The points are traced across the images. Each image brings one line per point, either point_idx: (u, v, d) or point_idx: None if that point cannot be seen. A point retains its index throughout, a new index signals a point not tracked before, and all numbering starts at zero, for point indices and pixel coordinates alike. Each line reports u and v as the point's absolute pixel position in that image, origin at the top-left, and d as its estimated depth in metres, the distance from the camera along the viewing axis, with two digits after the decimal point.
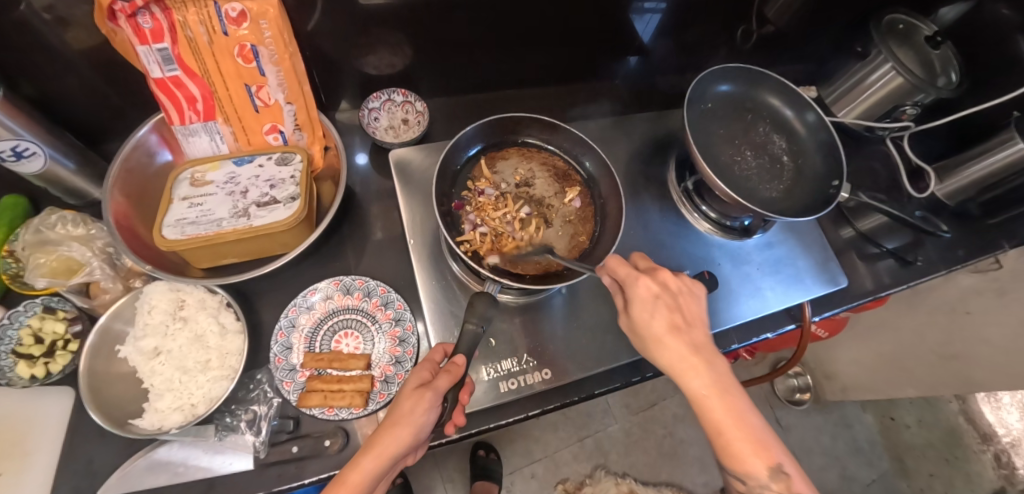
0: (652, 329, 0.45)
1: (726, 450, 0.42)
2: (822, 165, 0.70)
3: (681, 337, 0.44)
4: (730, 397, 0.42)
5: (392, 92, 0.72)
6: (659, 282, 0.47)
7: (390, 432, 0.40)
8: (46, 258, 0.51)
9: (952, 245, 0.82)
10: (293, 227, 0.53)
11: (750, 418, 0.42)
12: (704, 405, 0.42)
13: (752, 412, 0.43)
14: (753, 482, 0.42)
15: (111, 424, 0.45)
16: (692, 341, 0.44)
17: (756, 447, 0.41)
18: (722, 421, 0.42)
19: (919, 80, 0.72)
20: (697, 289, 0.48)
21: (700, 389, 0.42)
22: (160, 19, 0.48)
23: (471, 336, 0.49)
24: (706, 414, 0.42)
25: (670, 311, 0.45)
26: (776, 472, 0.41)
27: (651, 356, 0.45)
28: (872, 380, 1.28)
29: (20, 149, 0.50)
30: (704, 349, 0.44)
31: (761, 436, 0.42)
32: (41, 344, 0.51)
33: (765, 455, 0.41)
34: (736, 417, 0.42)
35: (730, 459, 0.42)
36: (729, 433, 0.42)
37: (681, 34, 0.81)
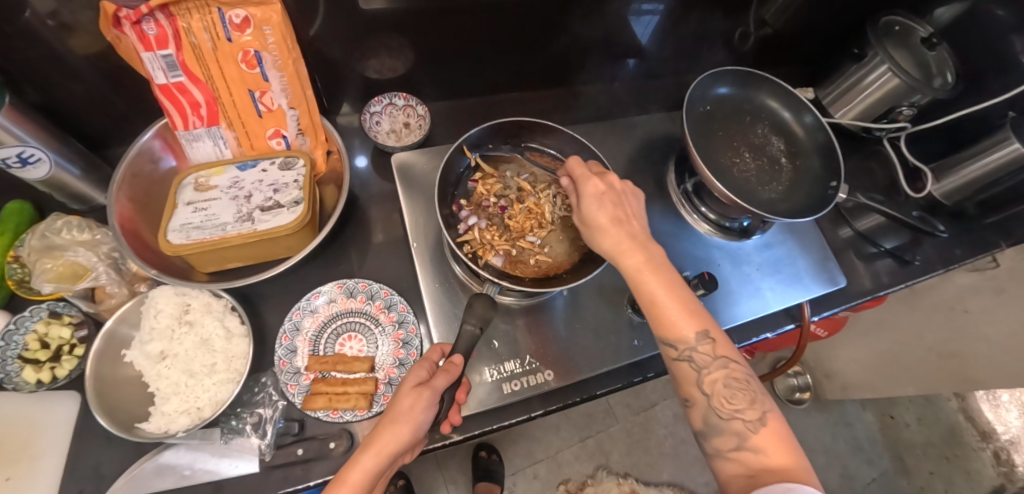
0: (597, 218, 0.47)
1: (660, 319, 0.44)
2: (820, 166, 0.70)
3: (622, 227, 0.47)
4: (662, 274, 0.45)
5: (394, 96, 0.72)
6: (606, 179, 0.50)
7: (390, 429, 0.41)
8: (52, 263, 0.51)
9: (949, 244, 0.83)
10: (297, 232, 0.53)
11: (681, 290, 0.45)
12: (640, 277, 0.44)
13: (682, 285, 0.45)
14: (683, 346, 0.43)
15: (117, 427, 0.46)
16: (632, 231, 0.47)
17: (685, 312, 0.44)
18: (656, 295, 0.44)
19: (915, 81, 0.73)
20: (639, 193, 0.51)
21: (636, 265, 0.45)
22: (164, 26, 0.48)
23: (469, 336, 0.50)
24: (642, 285, 0.44)
25: (614, 203, 0.48)
26: (702, 334, 0.43)
27: (594, 243, 0.48)
28: (871, 378, 1.29)
29: (26, 155, 0.50)
30: (643, 237, 0.47)
31: (692, 305, 0.44)
32: (47, 349, 0.52)
33: (694, 318, 0.44)
34: (667, 287, 0.45)
35: (662, 324, 0.44)
36: (661, 299, 0.44)
37: (680, 36, 0.82)
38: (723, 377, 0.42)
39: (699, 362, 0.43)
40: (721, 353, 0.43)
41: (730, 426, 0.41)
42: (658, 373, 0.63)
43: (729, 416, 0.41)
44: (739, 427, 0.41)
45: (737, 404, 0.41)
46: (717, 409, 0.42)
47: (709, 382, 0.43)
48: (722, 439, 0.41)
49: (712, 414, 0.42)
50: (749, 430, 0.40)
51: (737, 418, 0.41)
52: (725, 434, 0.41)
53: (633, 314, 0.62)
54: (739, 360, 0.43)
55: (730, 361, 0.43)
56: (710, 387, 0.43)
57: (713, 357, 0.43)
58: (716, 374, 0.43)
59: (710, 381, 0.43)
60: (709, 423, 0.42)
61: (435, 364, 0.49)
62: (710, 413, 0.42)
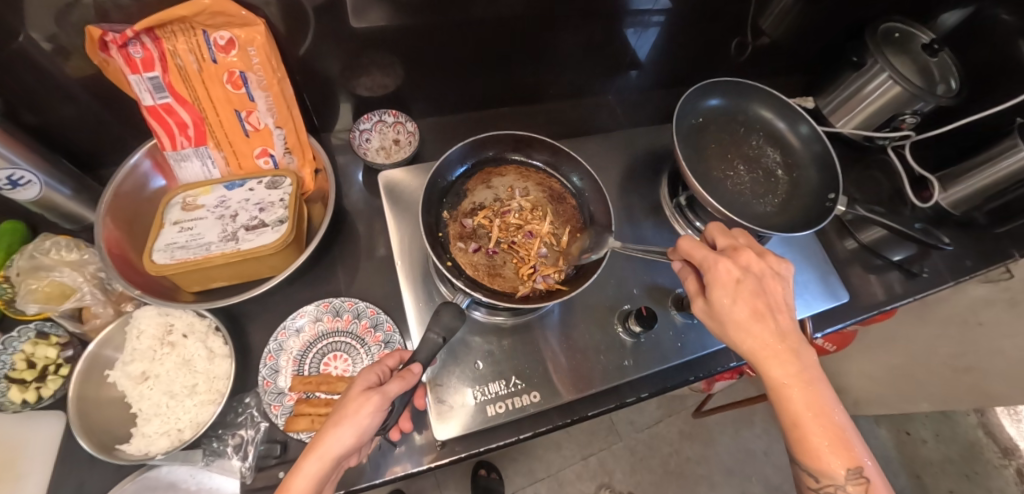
0: (733, 315, 0.45)
1: (802, 444, 0.41)
2: (818, 179, 0.68)
3: (767, 324, 0.44)
4: (817, 392, 0.42)
5: (383, 114, 0.73)
6: (743, 267, 0.47)
7: (332, 432, 0.39)
8: (38, 284, 0.51)
9: (959, 255, 0.80)
10: (280, 251, 0.53)
11: (835, 412, 0.42)
12: (786, 396, 0.42)
13: (839, 411, 0.42)
14: (827, 482, 0.41)
15: (97, 449, 0.46)
16: (781, 330, 0.44)
17: (836, 446, 0.41)
18: (801, 414, 0.41)
19: (918, 88, 0.71)
20: (782, 270, 0.48)
21: (783, 379, 0.42)
22: (150, 49, 0.49)
23: (432, 346, 0.48)
24: (789, 405, 0.42)
25: (761, 296, 0.45)
26: (854, 475, 0.40)
27: (728, 340, 0.45)
28: (884, 393, 1.25)
29: (15, 177, 0.51)
30: (794, 340, 0.44)
31: (843, 437, 0.41)
32: (33, 369, 0.52)
33: (849, 456, 0.41)
34: (818, 410, 0.41)
35: (807, 456, 0.41)
36: (809, 427, 0.41)
37: (675, 48, 0.81)
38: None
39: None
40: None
41: None
42: (653, 393, 0.61)
43: None
44: None
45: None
46: None
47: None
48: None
49: None
50: None
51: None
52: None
53: (623, 332, 0.61)
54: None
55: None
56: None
57: None
58: None
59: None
60: None
61: (391, 369, 0.47)
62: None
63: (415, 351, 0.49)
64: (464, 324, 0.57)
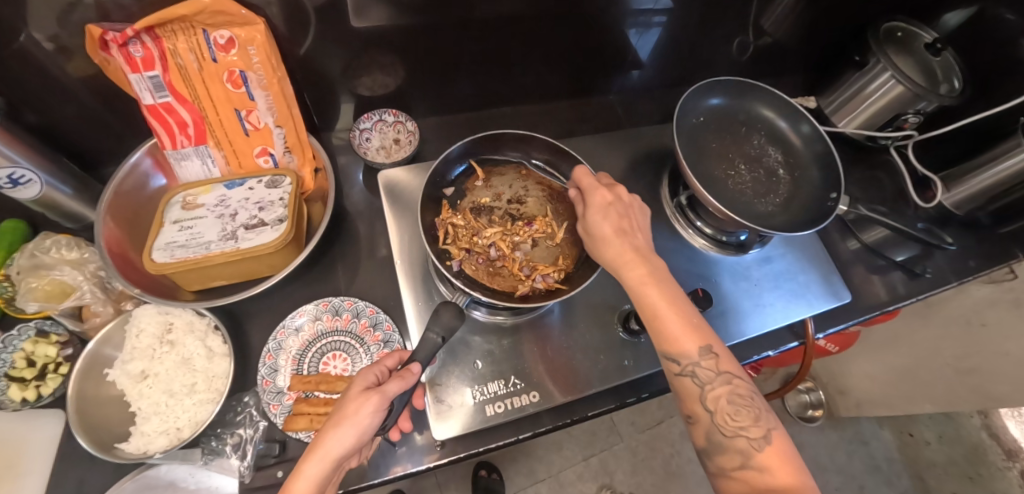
0: (601, 229, 0.49)
1: (661, 333, 0.44)
2: (819, 178, 0.68)
3: (626, 238, 0.48)
4: (664, 286, 0.45)
5: (383, 113, 0.72)
6: (616, 191, 0.51)
7: (333, 433, 0.39)
8: (38, 282, 0.51)
9: (963, 256, 0.79)
10: (279, 250, 0.53)
11: (684, 305, 0.45)
12: (642, 290, 0.45)
13: (687, 305, 0.45)
14: (686, 362, 0.43)
15: (96, 448, 0.46)
16: (635, 242, 0.48)
17: (688, 328, 0.43)
18: (655, 302, 0.44)
19: (920, 87, 0.70)
20: (644, 208, 0.53)
21: (639, 278, 0.45)
22: (150, 48, 0.49)
23: (431, 345, 0.48)
24: (644, 294, 0.45)
25: (620, 215, 0.49)
26: (705, 352, 0.43)
27: (597, 254, 0.49)
28: (887, 394, 1.24)
29: (16, 176, 0.51)
30: (646, 250, 0.48)
31: (695, 321, 0.44)
32: (34, 367, 0.52)
33: (697, 335, 0.43)
34: (669, 300, 0.45)
35: (664, 340, 0.44)
36: (664, 313, 0.44)
37: (677, 48, 0.81)
38: (726, 393, 0.42)
39: (702, 378, 0.42)
40: (724, 369, 0.42)
41: (733, 444, 0.41)
42: (654, 393, 0.61)
43: (733, 434, 0.41)
44: (742, 445, 0.40)
45: (740, 421, 0.41)
46: (720, 426, 0.42)
47: (714, 399, 0.42)
48: (725, 456, 0.41)
49: (714, 430, 0.42)
50: (753, 448, 0.40)
51: (741, 435, 0.41)
52: (728, 451, 0.41)
53: (623, 333, 0.60)
54: (742, 377, 0.43)
55: (733, 377, 0.42)
56: (713, 404, 0.42)
57: (717, 374, 0.42)
58: (720, 389, 0.42)
59: (714, 398, 0.42)
60: (712, 439, 0.42)
61: (390, 369, 0.47)
62: (713, 429, 0.42)
63: (414, 350, 0.49)
64: (464, 323, 0.57)
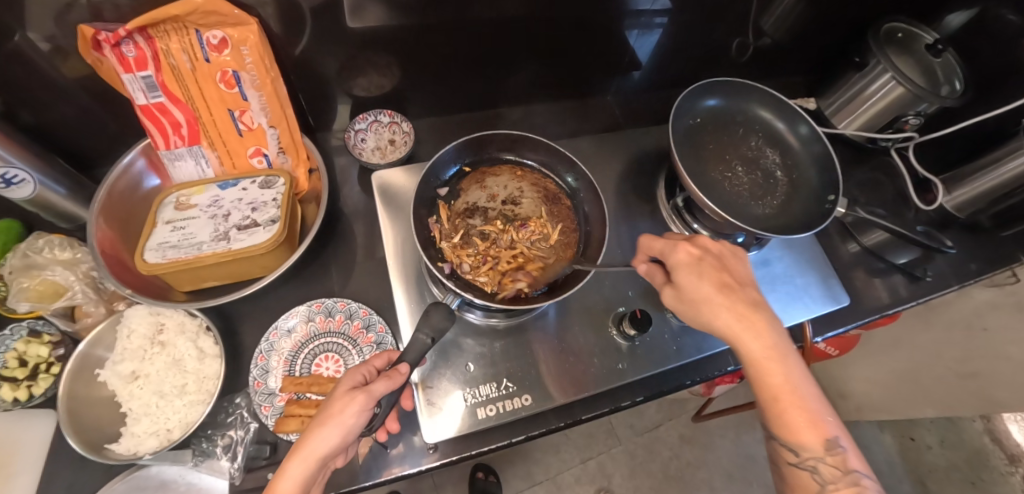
0: (700, 296, 0.46)
1: (781, 420, 0.43)
2: (817, 180, 0.67)
3: (737, 301, 0.46)
4: (787, 364, 0.44)
5: (379, 113, 0.72)
6: (705, 244, 0.49)
7: (317, 433, 0.39)
8: (30, 282, 0.51)
9: (963, 259, 0.78)
10: (271, 250, 0.53)
11: (805, 387, 0.44)
12: (763, 368, 0.44)
13: (807, 388, 0.44)
14: (807, 455, 0.42)
15: (86, 448, 0.45)
16: (749, 305, 0.46)
17: (810, 421, 0.43)
18: (779, 386, 0.43)
19: (921, 88, 0.70)
20: (740, 253, 0.51)
21: (759, 355, 0.44)
22: (143, 48, 0.49)
23: (420, 345, 0.48)
24: (766, 380, 0.44)
25: (724, 276, 0.47)
26: (830, 446, 0.42)
27: (708, 328, 0.47)
28: (888, 398, 1.23)
29: (10, 176, 0.51)
30: (765, 318, 0.46)
31: (816, 411, 0.43)
32: (25, 367, 0.52)
33: (820, 430, 0.43)
34: (794, 384, 0.43)
35: (784, 428, 0.43)
36: (786, 400, 0.43)
37: (675, 48, 0.80)
38: None
39: (825, 475, 0.42)
40: (852, 467, 0.42)
41: None
42: (649, 396, 0.60)
43: None
44: None
45: None
46: None
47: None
48: None
49: None
50: None
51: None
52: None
53: (618, 336, 0.60)
54: (866, 476, 0.42)
55: (860, 477, 0.42)
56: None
57: (843, 473, 0.42)
58: (846, 491, 0.41)
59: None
60: None
61: (377, 370, 0.46)
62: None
63: (404, 351, 0.48)
64: (456, 325, 0.57)
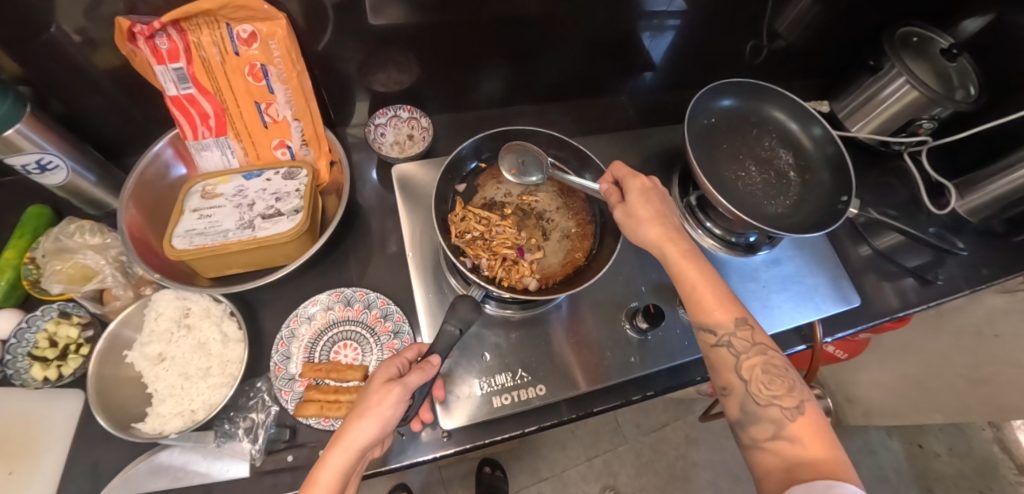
0: (638, 211, 0.52)
1: (698, 304, 0.48)
2: (830, 180, 0.68)
3: (662, 221, 0.51)
4: (700, 264, 0.49)
5: (398, 109, 0.74)
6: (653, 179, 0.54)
7: (357, 423, 0.40)
8: (62, 265, 0.53)
9: (975, 263, 0.78)
10: (295, 240, 0.55)
11: (719, 281, 0.49)
12: (681, 262, 0.49)
13: (720, 279, 0.49)
14: (723, 333, 0.46)
15: (114, 426, 0.47)
16: (672, 224, 0.51)
17: (721, 301, 0.47)
18: (695, 278, 0.48)
19: (936, 94, 0.70)
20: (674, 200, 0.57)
21: (680, 253, 0.49)
22: (176, 41, 0.51)
23: (449, 338, 0.49)
24: (685, 273, 0.48)
25: (657, 200, 0.52)
26: (740, 324, 0.46)
27: (634, 233, 0.52)
28: (895, 403, 1.22)
29: (44, 162, 0.52)
30: (682, 231, 0.51)
31: (727, 294, 0.48)
32: (55, 348, 0.53)
33: (730, 310, 0.47)
34: (706, 277, 0.48)
35: (701, 312, 0.47)
36: (703, 287, 0.48)
37: (690, 50, 0.81)
38: (761, 363, 0.45)
39: (738, 349, 0.46)
40: (759, 341, 0.46)
41: (766, 412, 0.42)
42: (659, 391, 0.61)
43: (766, 402, 0.43)
44: (775, 414, 0.42)
45: (773, 390, 0.43)
46: (754, 394, 0.44)
47: (748, 368, 0.45)
48: (758, 425, 0.42)
49: (748, 399, 0.44)
50: (785, 417, 0.42)
51: (774, 404, 0.42)
52: (761, 421, 0.42)
53: (631, 329, 0.61)
54: (774, 349, 0.46)
55: (767, 348, 0.46)
56: (748, 373, 0.45)
57: (751, 345, 0.46)
58: (755, 359, 0.45)
59: (748, 367, 0.45)
60: (746, 410, 0.43)
61: (409, 362, 0.48)
62: (747, 399, 0.44)
63: (432, 343, 0.50)
64: (478, 318, 0.57)
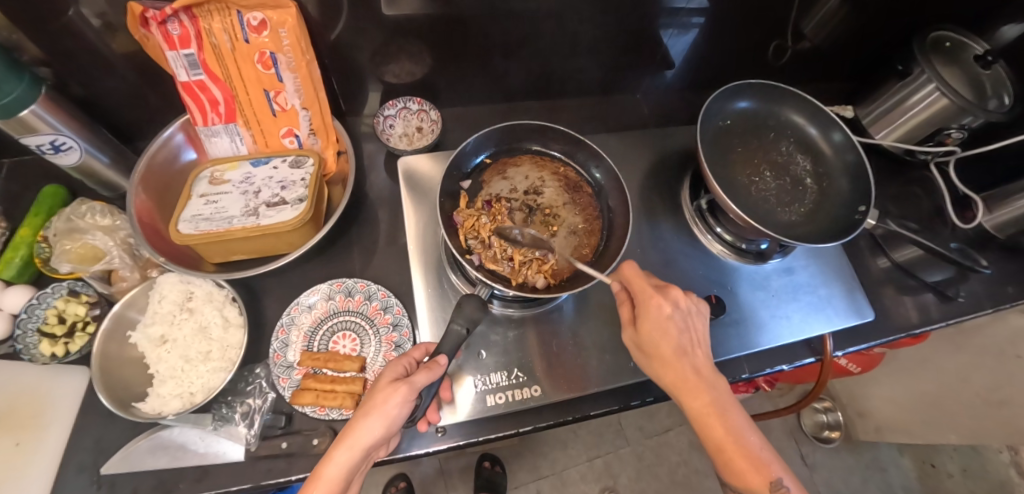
0: (658, 351, 0.47)
1: (727, 465, 0.44)
2: (848, 188, 0.66)
3: (685, 361, 0.47)
4: (728, 419, 0.45)
5: (408, 100, 0.73)
6: (674, 298, 0.48)
7: (363, 423, 0.40)
8: (72, 245, 0.54)
9: (1000, 281, 0.75)
10: (298, 228, 0.55)
11: (747, 436, 0.44)
12: (705, 422, 0.45)
13: (750, 432, 0.45)
14: None
15: (115, 405, 0.48)
16: (695, 365, 0.47)
17: (755, 464, 0.43)
18: (722, 439, 0.44)
19: (967, 102, 0.67)
20: (702, 308, 0.50)
21: (702, 410, 0.45)
22: (187, 27, 0.51)
23: (455, 337, 0.48)
24: (710, 433, 0.45)
25: (673, 333, 0.47)
26: (776, 488, 0.42)
27: (654, 374, 0.49)
28: (908, 420, 1.19)
29: (58, 143, 0.53)
30: (706, 373, 0.47)
31: (759, 453, 0.44)
32: (64, 324, 0.55)
33: (764, 472, 0.43)
34: (733, 435, 0.44)
35: (730, 473, 0.44)
36: (729, 449, 0.44)
37: (709, 49, 0.79)
38: None
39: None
40: None
41: None
42: (659, 398, 0.60)
43: None
44: None
45: None
46: None
47: None
48: None
49: None
50: None
51: None
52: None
53: None
54: None
55: None
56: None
57: None
58: None
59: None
60: None
61: (416, 362, 0.47)
62: None
63: (439, 342, 0.49)
64: (486, 317, 0.57)
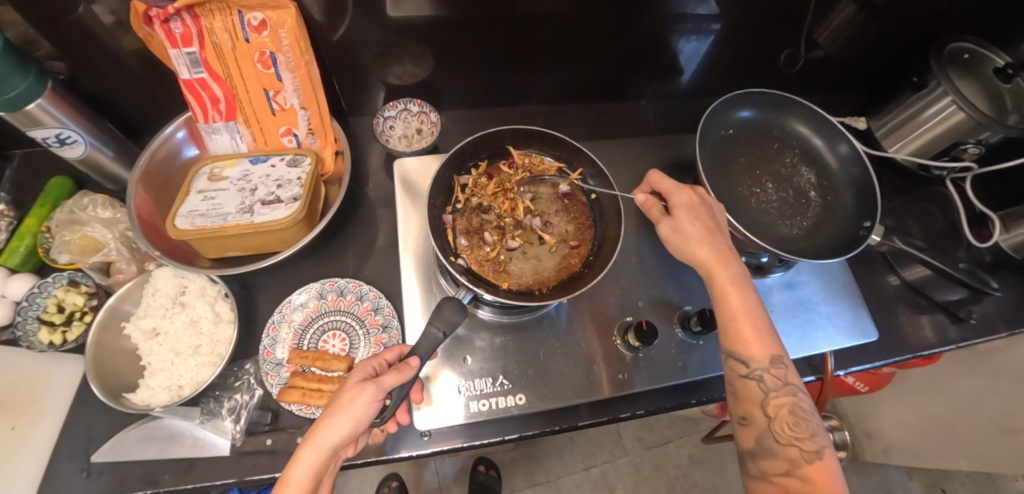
0: (690, 234, 0.51)
1: (733, 334, 0.48)
2: (855, 202, 0.64)
3: (712, 239, 0.50)
4: (746, 292, 0.49)
5: (409, 102, 0.72)
6: (698, 192, 0.54)
7: (329, 421, 0.40)
8: (71, 236, 0.56)
9: (1016, 303, 0.72)
10: (290, 227, 0.55)
11: (760, 312, 0.48)
12: (726, 292, 0.49)
13: (760, 310, 0.49)
14: (757, 366, 0.46)
15: (105, 394, 0.49)
16: (720, 245, 0.50)
17: (759, 337, 0.47)
18: (737, 308, 0.48)
19: (985, 116, 0.64)
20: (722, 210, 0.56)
21: (725, 282, 0.49)
22: (189, 26, 0.52)
23: (431, 340, 0.48)
24: (726, 303, 0.49)
25: (705, 218, 0.52)
26: (775, 361, 0.46)
27: (682, 253, 0.51)
28: (919, 444, 1.15)
29: (63, 136, 0.55)
30: (732, 254, 0.51)
31: (767, 327, 0.48)
32: (62, 313, 0.56)
33: (765, 346, 0.47)
34: (747, 308, 0.48)
35: (734, 341, 0.48)
36: (741, 318, 0.48)
37: (718, 56, 0.77)
38: (789, 403, 0.45)
39: (769, 385, 0.46)
40: (790, 380, 0.46)
41: (784, 451, 0.43)
42: (650, 411, 0.59)
43: (785, 442, 0.44)
44: (794, 454, 0.43)
45: (798, 432, 0.44)
46: (775, 432, 0.44)
47: (775, 406, 0.45)
48: (772, 460, 0.44)
49: (768, 435, 0.45)
50: (804, 458, 0.43)
51: (794, 446, 0.43)
52: (776, 457, 0.44)
53: (623, 346, 0.59)
54: (804, 391, 0.46)
55: (796, 388, 0.46)
56: (774, 410, 0.45)
57: (781, 383, 0.46)
58: (784, 399, 0.45)
59: (775, 405, 0.45)
60: (762, 443, 0.45)
61: (388, 363, 0.47)
62: (766, 433, 0.45)
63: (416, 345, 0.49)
64: (467, 321, 0.57)
